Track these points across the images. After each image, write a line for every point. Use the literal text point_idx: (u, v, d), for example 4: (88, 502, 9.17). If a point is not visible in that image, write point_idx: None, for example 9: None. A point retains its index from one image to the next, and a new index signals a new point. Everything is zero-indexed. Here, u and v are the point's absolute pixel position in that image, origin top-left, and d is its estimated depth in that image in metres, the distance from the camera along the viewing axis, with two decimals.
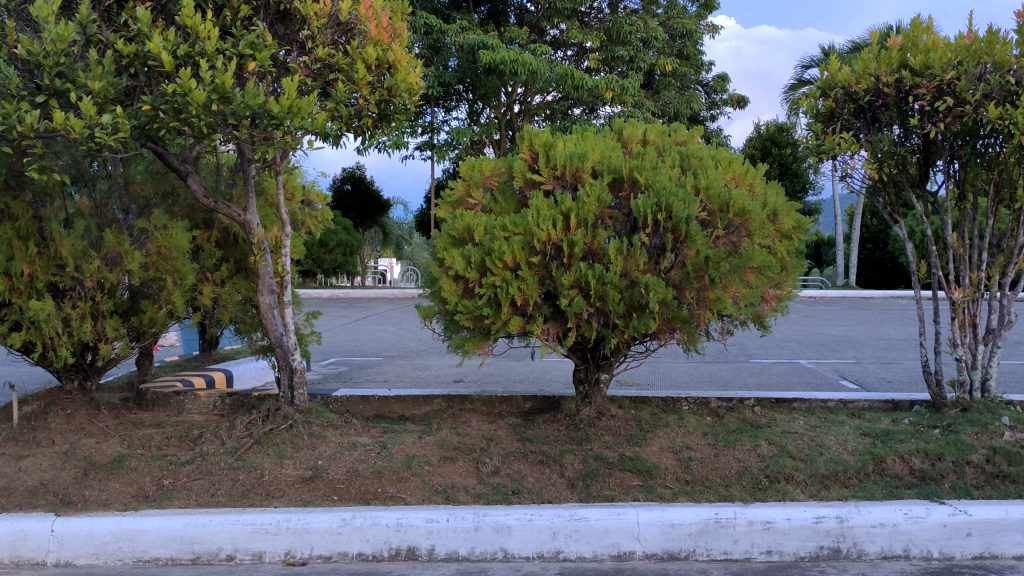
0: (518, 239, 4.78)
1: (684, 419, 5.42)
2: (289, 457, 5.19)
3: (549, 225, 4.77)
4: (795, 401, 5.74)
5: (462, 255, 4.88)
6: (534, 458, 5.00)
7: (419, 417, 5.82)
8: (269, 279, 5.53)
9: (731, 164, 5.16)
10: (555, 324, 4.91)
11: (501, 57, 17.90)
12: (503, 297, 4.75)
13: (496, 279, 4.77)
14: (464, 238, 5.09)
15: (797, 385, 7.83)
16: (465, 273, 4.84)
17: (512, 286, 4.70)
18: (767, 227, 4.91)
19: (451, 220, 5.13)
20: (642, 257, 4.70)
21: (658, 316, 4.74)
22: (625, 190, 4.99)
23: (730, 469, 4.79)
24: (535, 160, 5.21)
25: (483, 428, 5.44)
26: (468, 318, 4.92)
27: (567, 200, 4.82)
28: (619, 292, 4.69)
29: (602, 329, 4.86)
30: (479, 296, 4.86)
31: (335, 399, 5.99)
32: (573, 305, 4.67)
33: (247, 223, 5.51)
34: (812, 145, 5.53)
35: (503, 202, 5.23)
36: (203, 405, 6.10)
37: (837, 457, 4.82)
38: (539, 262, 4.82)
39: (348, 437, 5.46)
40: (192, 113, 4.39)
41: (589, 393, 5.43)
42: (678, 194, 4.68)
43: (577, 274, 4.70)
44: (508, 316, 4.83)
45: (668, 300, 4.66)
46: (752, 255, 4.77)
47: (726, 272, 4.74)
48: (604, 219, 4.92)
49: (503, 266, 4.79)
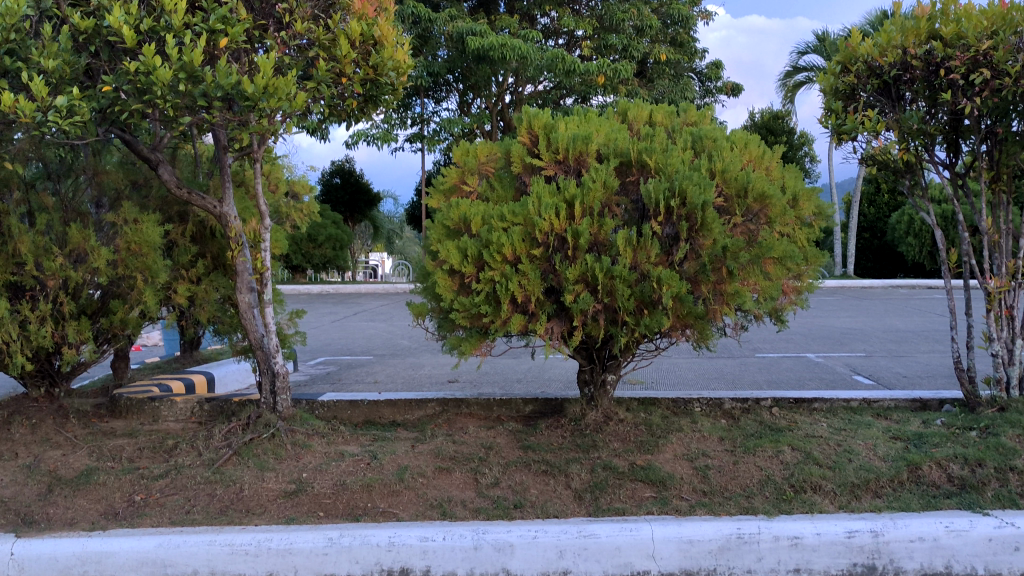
0: (518, 229, 4.37)
1: (698, 423, 5.03)
2: (271, 470, 4.78)
3: (553, 214, 4.35)
4: (815, 401, 5.36)
5: (457, 248, 4.48)
6: (537, 468, 4.60)
7: (412, 423, 5.42)
8: (248, 276, 5.11)
9: (747, 145, 4.76)
10: (559, 321, 4.51)
11: (489, 44, 17.45)
12: (502, 293, 4.34)
13: (494, 274, 4.37)
14: (459, 230, 4.68)
15: (809, 382, 7.45)
16: (461, 267, 4.43)
17: (513, 282, 4.30)
18: (788, 214, 4.51)
19: (444, 210, 4.71)
20: (654, 247, 4.30)
21: (672, 312, 4.33)
22: (633, 175, 4.59)
23: (751, 478, 4.40)
24: (534, 145, 4.80)
25: (481, 434, 5.04)
26: (464, 317, 4.52)
27: (571, 186, 4.41)
28: (629, 286, 4.29)
29: (610, 327, 4.46)
30: (476, 292, 4.45)
31: (321, 404, 5.58)
32: (579, 302, 4.27)
33: (223, 215, 5.09)
34: (836, 126, 5.07)
35: (500, 190, 4.83)
36: (179, 412, 5.68)
37: (866, 464, 4.43)
38: (541, 255, 4.42)
39: (335, 446, 5.06)
40: (156, 95, 3.96)
41: (595, 395, 5.02)
42: (693, 178, 4.27)
43: (583, 268, 4.30)
44: (508, 314, 4.43)
45: (683, 294, 4.26)
46: (772, 244, 4.36)
47: (745, 263, 4.34)
48: (611, 207, 4.52)
49: (501, 259, 4.39)
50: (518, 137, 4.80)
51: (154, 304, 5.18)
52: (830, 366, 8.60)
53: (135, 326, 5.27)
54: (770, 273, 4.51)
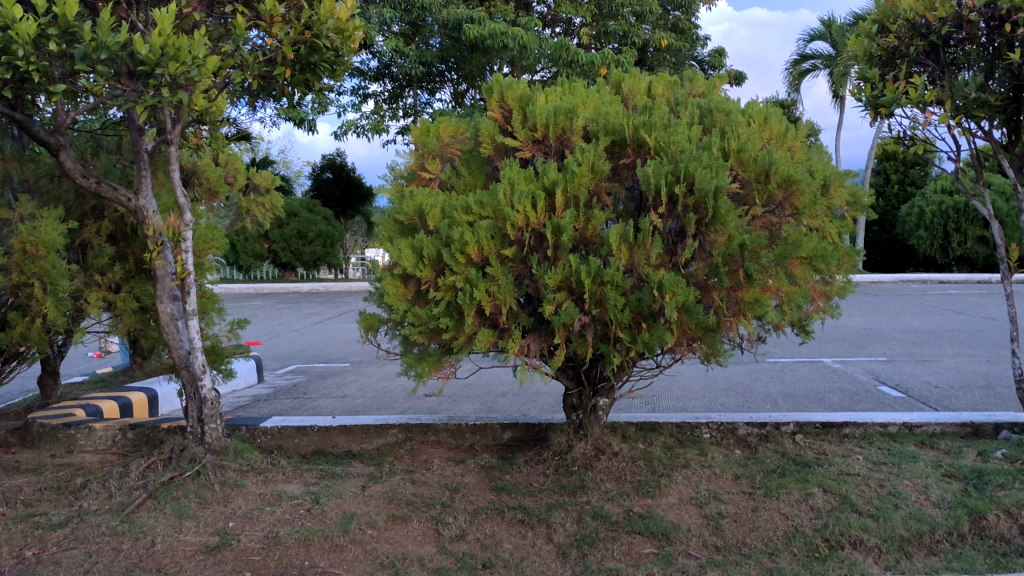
0: (485, 224, 3.53)
1: (709, 455, 4.19)
2: (191, 518, 3.91)
3: (529, 203, 3.50)
4: (847, 426, 4.53)
5: (412, 247, 3.66)
6: (512, 516, 3.74)
7: (369, 454, 4.59)
8: (169, 282, 4.28)
9: (767, 120, 3.87)
10: (536, 336, 3.67)
11: (486, 31, 16.61)
12: (465, 303, 3.51)
13: (456, 280, 3.54)
14: (416, 226, 3.86)
15: (832, 395, 6.62)
16: (417, 271, 3.60)
17: (477, 290, 3.47)
18: (817, 204, 3.66)
19: (398, 202, 3.87)
20: (654, 246, 3.45)
21: (677, 326, 3.49)
22: (627, 156, 3.74)
23: (775, 530, 3.54)
24: (508, 121, 3.95)
25: (447, 471, 4.18)
26: (420, 332, 3.70)
27: (552, 170, 3.57)
28: (623, 295, 3.45)
29: (599, 344, 3.61)
30: (435, 302, 3.62)
31: (263, 430, 4.75)
32: (561, 315, 3.42)
33: (140, 209, 4.27)
34: (873, 97, 4.21)
35: (466, 176, 3.98)
36: (99, 441, 4.83)
37: (917, 512, 3.57)
38: (514, 256, 3.60)
39: (272, 486, 4.21)
40: (20, 53, 3.11)
41: (584, 423, 4.17)
42: (703, 159, 3.43)
43: (567, 271, 3.46)
44: (474, 328, 3.60)
45: (690, 304, 3.41)
46: (800, 241, 3.50)
47: (769, 266, 3.47)
48: (601, 195, 3.67)
49: (465, 260, 3.56)
50: (488, 112, 3.95)
51: (59, 316, 4.35)
52: (850, 374, 7.78)
53: (39, 342, 4.44)
54: (796, 277, 3.66)
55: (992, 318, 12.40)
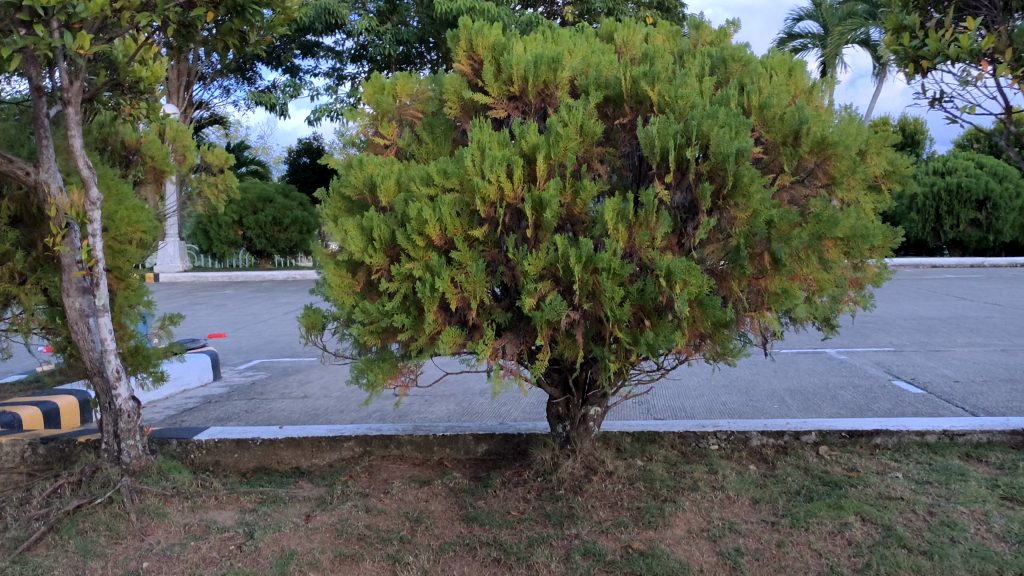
0: (449, 199, 2.86)
1: (721, 475, 3.53)
2: (97, 557, 3.17)
3: (504, 170, 2.83)
4: (878, 436, 3.88)
5: (360, 228, 2.99)
6: (486, 553, 3.03)
7: (321, 473, 3.91)
8: (75, 274, 3.57)
9: (792, 71, 3.17)
10: (513, 336, 3.01)
11: (459, 7, 15.85)
12: (425, 296, 2.85)
13: (414, 268, 2.87)
14: (367, 202, 3.18)
15: (845, 393, 5.97)
16: (365, 257, 2.94)
17: (439, 280, 2.80)
18: (856, 172, 2.98)
19: (344, 172, 3.19)
20: (659, 224, 2.78)
21: (686, 323, 2.82)
22: (624, 115, 3.06)
23: (809, 571, 2.84)
24: (478, 75, 3.26)
25: (409, 497, 3.49)
26: (371, 332, 3.03)
27: (531, 132, 2.90)
28: (620, 284, 2.78)
29: (590, 345, 2.94)
30: (388, 296, 2.96)
31: (198, 444, 4.07)
32: (544, 310, 2.75)
33: (40, 184, 3.55)
34: (912, 48, 3.55)
35: (428, 143, 3.30)
36: (5, 459, 4.14)
37: (980, 548, 2.90)
38: (485, 238, 2.92)
39: (201, 515, 3.50)
40: None
41: (571, 437, 3.51)
42: (719, 116, 2.76)
43: (551, 256, 2.79)
44: (437, 327, 2.93)
45: (704, 297, 2.74)
46: (839, 218, 2.83)
47: (802, 247, 2.80)
48: (592, 163, 3.00)
49: (425, 244, 2.89)
50: (453, 64, 3.25)
51: None
52: (858, 366, 7.15)
53: None
54: (830, 262, 2.99)
55: (996, 304, 11.79)
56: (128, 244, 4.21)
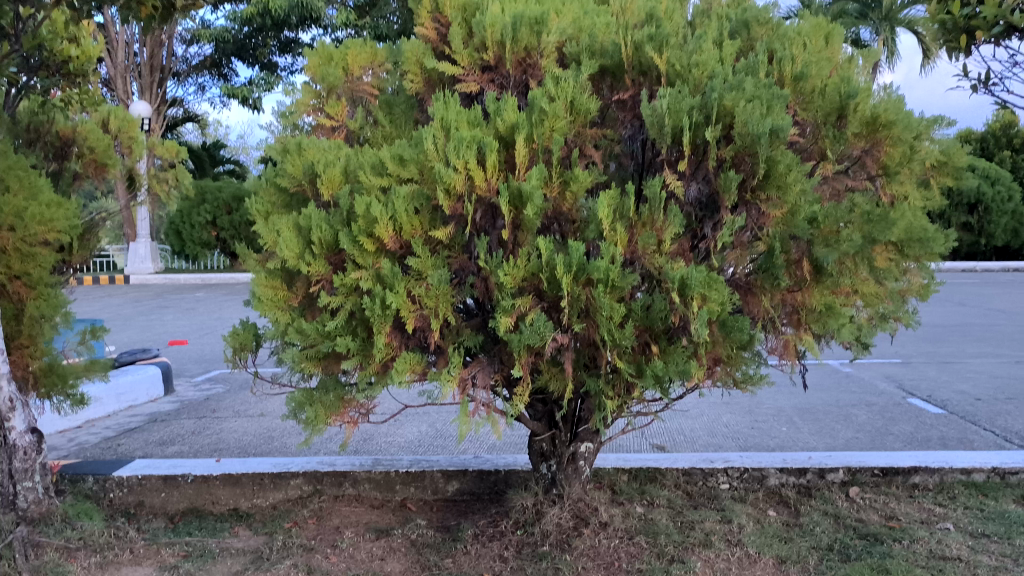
0: (406, 191, 2.26)
1: (737, 526, 2.94)
2: None
3: (475, 155, 2.23)
4: (916, 475, 3.32)
5: (296, 229, 2.40)
6: None
7: (262, 518, 3.30)
8: None
9: (830, 38, 2.59)
10: (486, 363, 2.41)
11: None
12: (374, 314, 2.26)
13: (361, 279, 2.28)
14: (308, 196, 2.58)
15: (858, 413, 5.41)
16: (301, 265, 2.34)
17: (391, 295, 2.20)
18: (911, 161, 2.40)
19: (279, 159, 2.59)
20: (670, 223, 2.20)
21: (704, 348, 2.23)
22: (623, 89, 2.47)
23: None
24: (445, 41, 2.65)
25: (362, 554, 2.88)
26: (309, 358, 2.44)
27: (509, 108, 2.31)
28: (621, 299, 2.18)
29: (581, 375, 2.35)
30: (330, 313, 2.37)
31: (119, 482, 3.46)
32: (524, 332, 2.16)
33: None
34: (964, 16, 2.97)
35: (385, 126, 2.71)
36: None
37: None
38: (451, 240, 2.33)
39: (110, 574, 2.85)
40: None
41: (558, 479, 2.92)
42: (747, 88, 2.17)
43: (533, 263, 2.20)
44: (390, 353, 2.33)
45: (728, 316, 2.15)
46: (894, 218, 2.25)
47: (850, 253, 2.23)
48: (584, 148, 2.41)
49: (375, 248, 2.30)
50: (415, 27, 2.65)
51: None
52: (867, 380, 6.59)
53: None
54: (879, 271, 2.42)
55: (999, 312, 11.27)
56: (38, 246, 3.53)
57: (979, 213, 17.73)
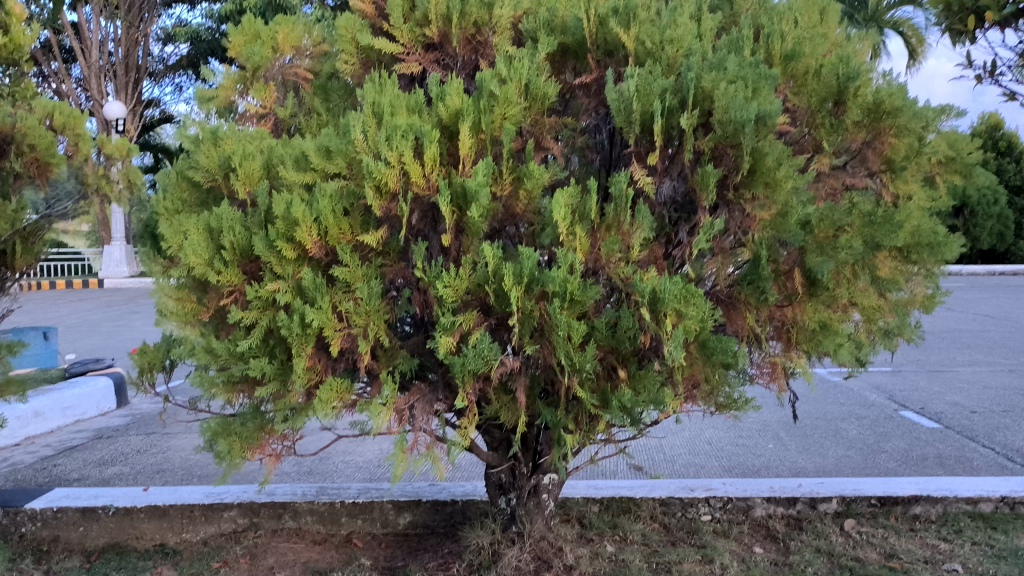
0: (330, 187, 1.92)
1: (720, 568, 2.61)
2: None
3: (410, 145, 1.89)
4: (917, 505, 2.99)
5: (206, 232, 2.05)
6: None
7: (189, 555, 2.94)
8: None
9: (826, 13, 2.26)
10: (425, 392, 2.09)
11: None
12: (290, 334, 1.91)
13: (277, 292, 1.93)
14: (224, 194, 2.23)
15: (849, 427, 5.09)
16: (209, 274, 1.99)
17: (311, 312, 1.86)
18: (920, 155, 2.07)
19: (191, 150, 2.24)
20: (638, 227, 1.86)
21: (680, 372, 1.90)
22: (588, 71, 2.14)
23: None
24: (384, 15, 2.30)
25: None
26: (220, 384, 2.10)
27: (453, 92, 1.97)
28: (582, 317, 1.85)
29: (537, 403, 2.01)
30: (243, 331, 2.02)
31: (31, 516, 3.10)
32: (467, 355, 1.81)
33: None
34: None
35: (317, 114, 2.37)
36: None
37: None
38: (384, 245, 1.99)
39: None
40: None
41: (517, 515, 2.58)
42: (730, 67, 1.84)
43: (478, 273, 1.85)
44: (312, 377, 1.99)
45: (708, 336, 1.82)
46: (902, 220, 1.92)
47: (849, 261, 1.90)
48: (541, 140, 2.07)
49: (296, 255, 1.95)
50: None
51: None
52: (856, 390, 6.28)
53: None
54: (882, 280, 2.09)
55: (988, 316, 10.98)
56: None
57: (966, 215, 17.47)
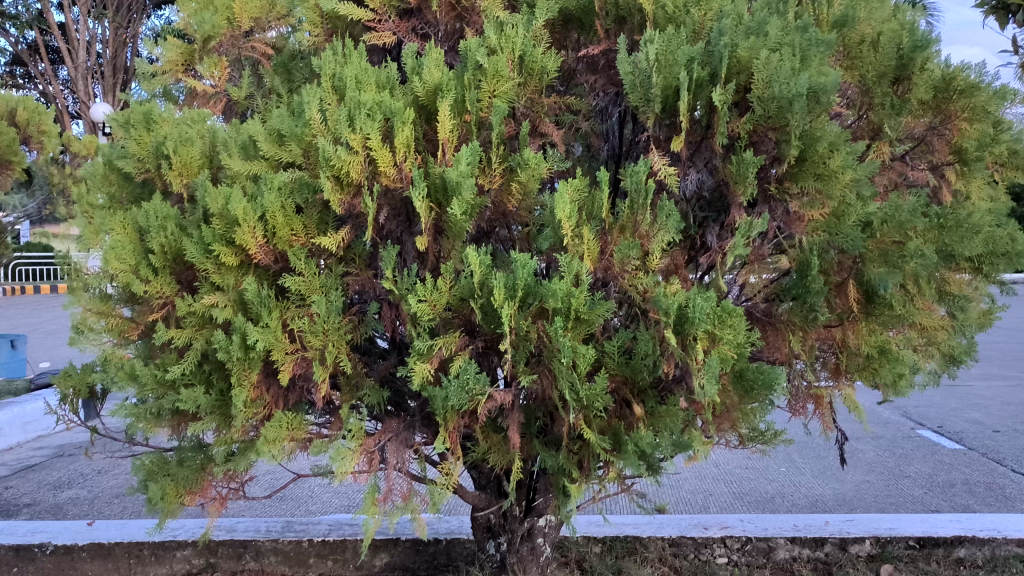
0: (280, 178, 1.57)
1: None
2: None
3: (379, 127, 1.53)
4: (961, 547, 2.64)
5: (135, 231, 1.70)
6: None
7: None
8: None
9: None
10: (399, 428, 1.74)
11: None
12: (230, 358, 1.56)
13: (214, 307, 1.58)
14: (161, 187, 1.87)
15: (866, 448, 4.74)
16: (135, 284, 1.64)
17: (254, 332, 1.51)
18: (992, 144, 1.73)
19: (124, 136, 1.89)
20: (658, 229, 1.51)
21: (709, 408, 1.55)
22: (594, 43, 1.79)
23: None
24: None
25: None
26: (150, 417, 1.75)
27: (431, 63, 1.62)
28: (588, 339, 1.50)
29: (533, 442, 1.65)
30: (176, 354, 1.67)
31: None
32: (447, 387, 1.46)
33: None
34: None
35: (276, 95, 2.02)
36: None
37: None
38: (346, 249, 1.64)
39: None
40: None
41: (508, 565, 2.22)
42: (772, 32, 1.49)
43: (461, 284, 1.50)
44: (259, 411, 1.63)
45: (745, 364, 1.47)
46: (978, 221, 1.57)
47: (916, 272, 1.56)
48: (539, 124, 1.72)
49: (239, 261, 1.61)
50: None
51: None
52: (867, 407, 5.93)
53: None
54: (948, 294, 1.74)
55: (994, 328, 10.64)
56: None
57: None
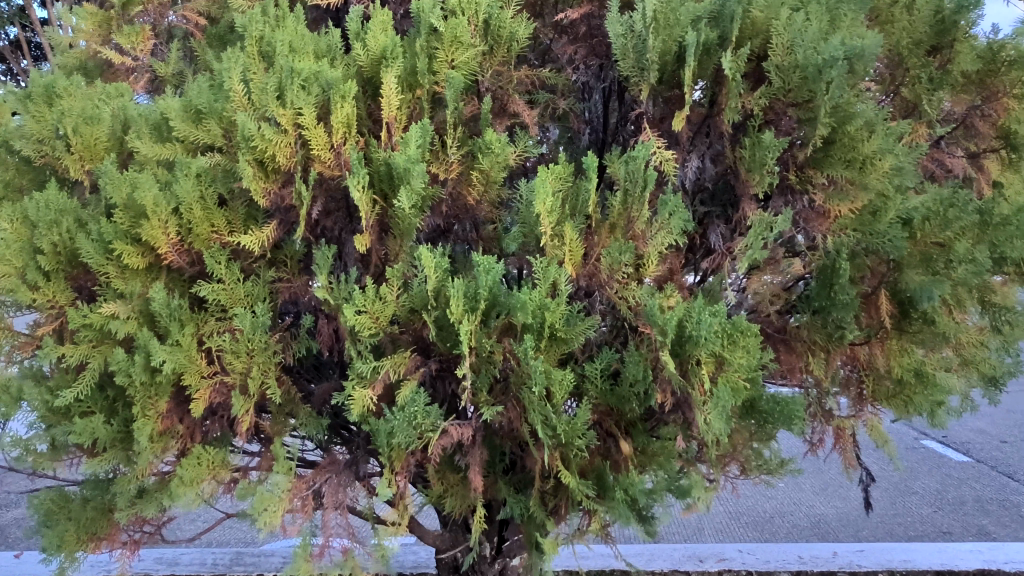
0: (193, 163, 1.29)
1: None
2: None
3: (314, 101, 1.25)
4: None
5: (24, 227, 1.40)
6: None
7: None
8: None
9: None
10: (341, 465, 1.46)
11: None
12: (132, 384, 1.27)
13: (117, 320, 1.29)
14: (63, 176, 1.59)
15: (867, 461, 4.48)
16: (20, 291, 1.34)
17: (160, 352, 1.22)
18: None
19: (21, 115, 1.60)
20: (651, 226, 1.24)
21: (712, 446, 1.27)
22: (575, 9, 1.51)
23: None
24: None
25: None
26: (43, 452, 1.46)
27: (379, 27, 1.34)
28: (564, 362, 1.22)
29: (498, 483, 1.38)
30: (71, 376, 1.38)
31: None
32: (392, 422, 1.18)
33: None
34: None
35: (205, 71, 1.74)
36: None
37: None
38: (274, 252, 1.36)
39: None
40: None
41: None
42: None
43: (412, 294, 1.22)
44: (171, 446, 1.34)
45: (758, 393, 1.19)
46: None
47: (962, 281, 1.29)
48: (509, 102, 1.44)
49: (146, 264, 1.32)
50: None
51: None
52: None
53: None
54: (991, 306, 1.47)
55: None
56: None
57: None
